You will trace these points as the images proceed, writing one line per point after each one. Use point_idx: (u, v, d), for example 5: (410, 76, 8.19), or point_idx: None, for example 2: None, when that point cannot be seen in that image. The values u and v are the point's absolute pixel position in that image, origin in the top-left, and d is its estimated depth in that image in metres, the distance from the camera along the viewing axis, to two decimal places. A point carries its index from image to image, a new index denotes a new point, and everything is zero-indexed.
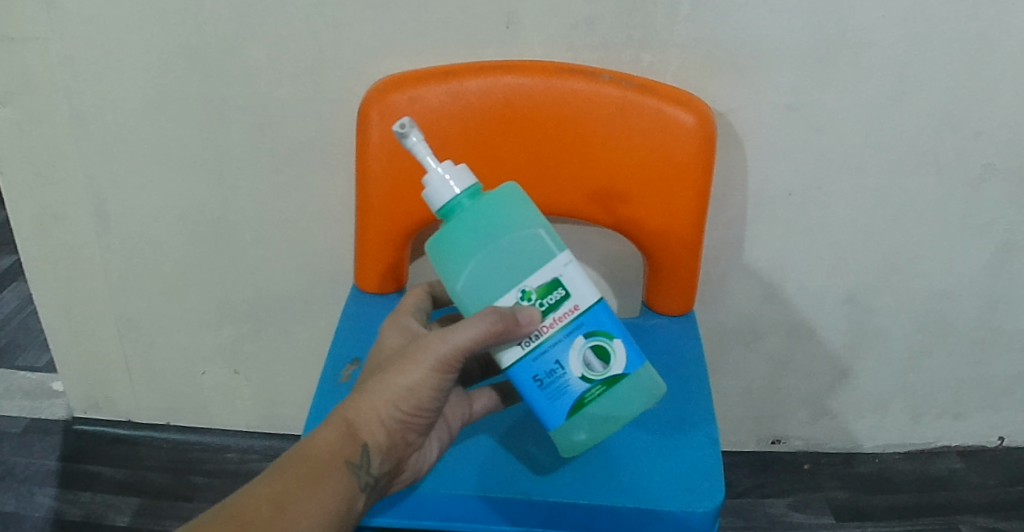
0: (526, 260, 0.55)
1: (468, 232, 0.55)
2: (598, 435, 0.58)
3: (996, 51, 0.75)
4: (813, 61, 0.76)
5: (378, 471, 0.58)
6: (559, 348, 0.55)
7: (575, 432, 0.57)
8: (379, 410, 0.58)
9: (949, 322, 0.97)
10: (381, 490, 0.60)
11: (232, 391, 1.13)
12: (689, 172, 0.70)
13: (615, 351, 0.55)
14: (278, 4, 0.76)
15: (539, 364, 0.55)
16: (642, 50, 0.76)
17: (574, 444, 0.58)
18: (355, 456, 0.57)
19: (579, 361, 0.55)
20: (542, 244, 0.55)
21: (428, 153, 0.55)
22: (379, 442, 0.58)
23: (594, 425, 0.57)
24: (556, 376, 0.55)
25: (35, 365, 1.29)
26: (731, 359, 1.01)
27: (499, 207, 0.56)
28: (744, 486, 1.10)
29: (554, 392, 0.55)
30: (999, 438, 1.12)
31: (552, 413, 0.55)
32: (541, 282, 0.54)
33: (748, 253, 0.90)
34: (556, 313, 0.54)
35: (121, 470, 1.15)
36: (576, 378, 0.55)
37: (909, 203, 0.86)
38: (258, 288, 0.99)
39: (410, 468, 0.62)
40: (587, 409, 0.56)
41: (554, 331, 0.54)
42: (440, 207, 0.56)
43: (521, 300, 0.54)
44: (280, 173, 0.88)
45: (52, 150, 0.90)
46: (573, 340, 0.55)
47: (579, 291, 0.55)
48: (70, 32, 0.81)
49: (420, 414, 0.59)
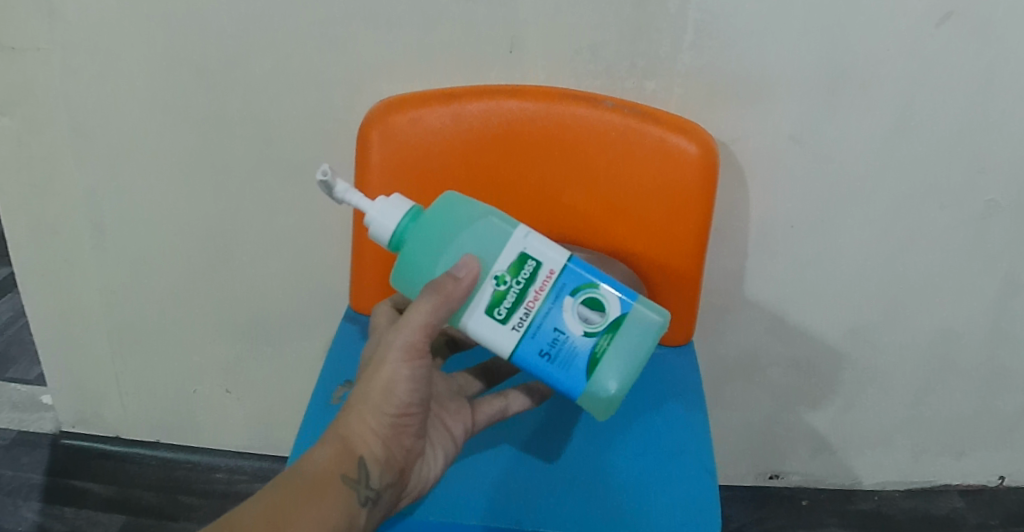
0: (486, 248, 0.55)
1: (424, 249, 0.56)
2: (633, 377, 0.54)
3: (999, 88, 0.75)
4: (819, 94, 0.75)
5: (378, 483, 0.57)
6: (553, 315, 0.54)
7: (609, 383, 0.54)
8: (368, 420, 0.56)
9: (950, 358, 0.96)
10: (388, 504, 0.58)
11: (223, 409, 1.11)
12: (690, 200, 0.69)
13: (605, 295, 0.54)
14: (281, 23, 0.76)
15: (538, 339, 0.54)
16: (645, 78, 0.75)
17: (614, 396, 0.54)
18: (352, 470, 0.56)
19: (576, 319, 0.54)
20: (496, 227, 0.55)
21: (358, 198, 0.57)
22: (376, 453, 0.56)
23: (626, 367, 0.54)
24: (560, 341, 0.54)
25: (26, 377, 1.27)
26: (731, 392, 1.00)
27: (445, 216, 0.57)
28: (742, 520, 1.09)
29: (565, 360, 0.54)
30: (999, 478, 1.10)
31: (572, 380, 0.54)
32: (509, 262, 0.54)
33: (750, 283, 0.89)
34: (535, 284, 0.54)
35: (108, 487, 1.13)
36: (580, 337, 0.54)
37: (912, 237, 0.85)
38: (254, 306, 0.98)
39: (417, 480, 0.60)
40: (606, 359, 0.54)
41: (542, 301, 0.54)
42: (388, 240, 0.57)
43: (497, 286, 0.54)
44: (279, 191, 0.87)
45: (50, 162, 0.89)
46: (562, 303, 0.54)
47: (547, 256, 0.54)
48: (72, 42, 0.80)
49: (410, 412, 0.57)
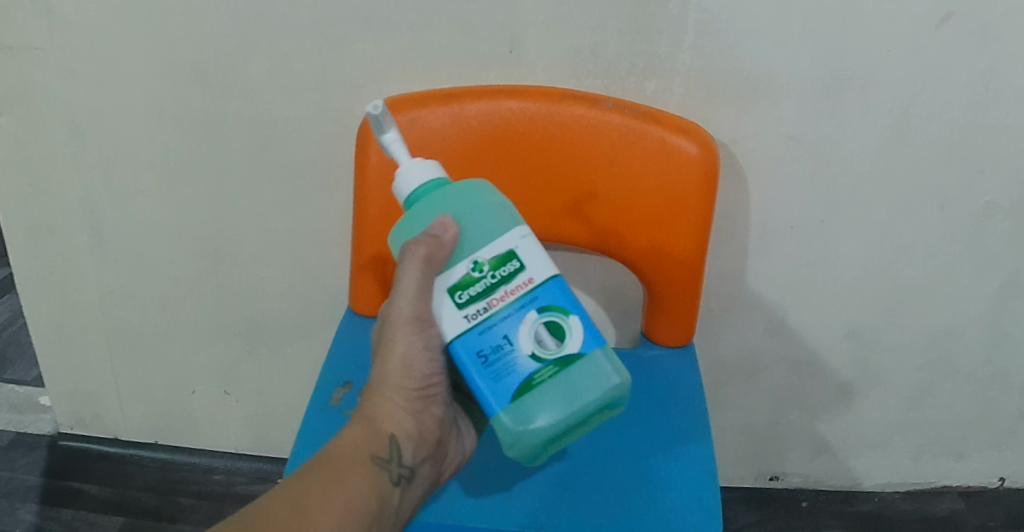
0: (478, 226, 0.52)
1: (421, 216, 0.54)
2: (561, 422, 0.51)
3: (998, 88, 0.75)
4: (819, 94, 0.75)
5: (410, 460, 0.57)
6: (509, 323, 0.51)
7: (533, 414, 0.50)
8: (395, 397, 0.57)
9: (950, 360, 0.96)
10: (422, 481, 0.59)
11: (221, 411, 1.10)
12: (691, 201, 0.69)
13: (570, 328, 0.51)
14: (280, 22, 0.76)
15: (484, 338, 0.51)
16: (645, 78, 0.75)
17: (530, 430, 0.50)
18: (382, 449, 0.56)
19: (530, 336, 0.51)
20: (497, 218, 0.53)
21: (401, 150, 0.56)
22: (407, 429, 0.57)
23: (557, 408, 0.50)
24: (502, 352, 0.51)
25: (24, 379, 1.26)
26: (731, 393, 1.00)
27: (447, 189, 0.54)
28: (742, 522, 1.08)
29: (499, 371, 0.50)
30: (999, 479, 1.09)
31: (494, 394, 0.50)
32: (495, 254, 0.51)
33: (751, 284, 0.89)
34: (508, 284, 0.51)
35: (105, 489, 1.12)
36: (525, 356, 0.51)
37: (912, 238, 0.85)
38: (253, 308, 0.98)
39: (450, 456, 0.62)
40: (537, 392, 0.51)
41: (504, 305, 0.51)
42: (405, 197, 0.55)
43: (471, 271, 0.51)
44: (278, 192, 0.87)
45: (47, 162, 0.89)
46: (524, 315, 0.51)
47: (533, 263, 0.51)
48: (69, 43, 0.80)
49: (434, 382, 0.58)
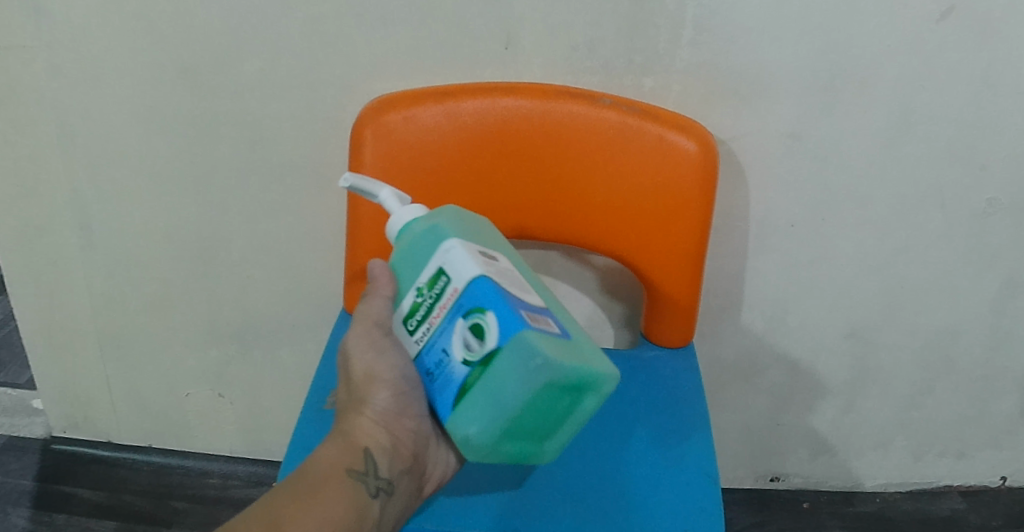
0: (423, 254, 0.54)
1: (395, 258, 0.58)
2: (495, 424, 0.49)
3: (1000, 84, 0.74)
4: (819, 91, 0.74)
5: (388, 472, 0.56)
6: (444, 336, 0.51)
7: (466, 421, 0.50)
8: (368, 409, 0.56)
9: (951, 358, 0.95)
10: (404, 495, 0.57)
11: (215, 413, 1.09)
12: (689, 199, 0.68)
13: (488, 324, 0.48)
14: (271, 20, 0.74)
15: (430, 355, 0.52)
16: (643, 75, 0.74)
17: (467, 437, 0.50)
18: (358, 463, 0.55)
19: (460, 344, 0.50)
20: (436, 238, 0.54)
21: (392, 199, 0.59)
22: (382, 442, 0.56)
23: (484, 410, 0.49)
24: (443, 365, 0.51)
25: (17, 381, 1.25)
26: (731, 393, 0.99)
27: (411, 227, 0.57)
28: (742, 524, 1.07)
29: (442, 384, 0.51)
30: (1001, 478, 1.09)
31: (442, 406, 0.51)
32: (429, 275, 0.53)
33: (749, 284, 0.88)
34: (441, 299, 0.51)
35: (99, 493, 1.11)
36: (458, 363, 0.50)
37: (913, 236, 0.84)
38: (246, 309, 0.96)
39: (431, 469, 0.59)
40: (471, 397, 0.49)
41: (440, 320, 0.51)
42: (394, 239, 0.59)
43: (418, 297, 0.54)
44: (270, 192, 0.86)
45: (36, 162, 0.88)
46: (454, 325, 0.50)
47: (456, 273, 0.51)
48: (57, 41, 0.79)
49: (409, 395, 0.55)
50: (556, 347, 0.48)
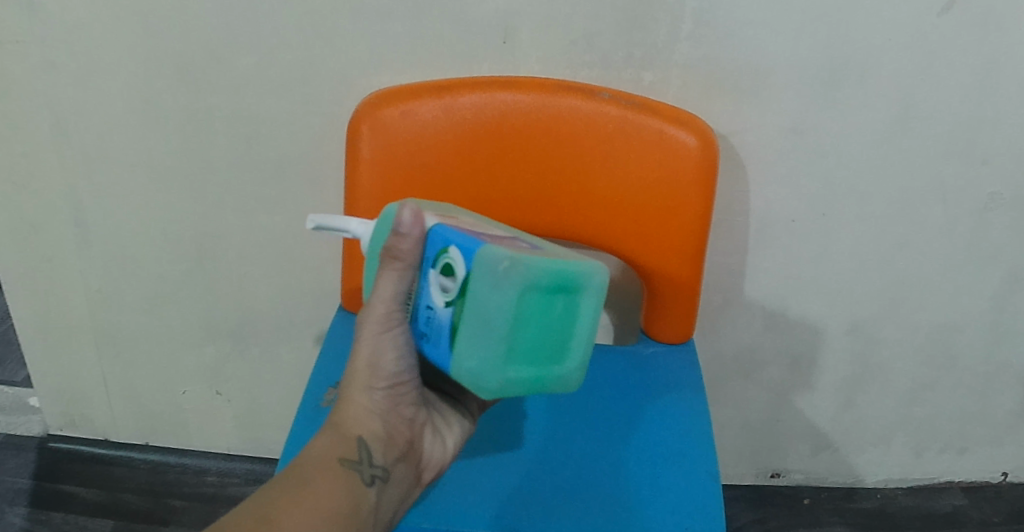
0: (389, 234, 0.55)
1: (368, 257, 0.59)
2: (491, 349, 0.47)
3: (1003, 77, 0.73)
4: (820, 85, 0.73)
5: (383, 460, 0.55)
6: (424, 294, 0.51)
7: (466, 358, 0.47)
8: (362, 398, 0.55)
9: (952, 354, 0.94)
10: (401, 482, 0.56)
11: (213, 411, 1.09)
12: (689, 194, 0.67)
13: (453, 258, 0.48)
14: (266, 14, 0.74)
15: (420, 320, 0.52)
16: (642, 69, 0.74)
17: (472, 374, 0.48)
18: (352, 452, 0.54)
19: (438, 291, 0.50)
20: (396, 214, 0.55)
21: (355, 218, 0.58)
22: (376, 430, 0.55)
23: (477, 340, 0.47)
24: (431, 320, 0.50)
25: (13, 379, 1.24)
26: (731, 389, 0.98)
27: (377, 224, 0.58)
28: (743, 520, 1.06)
29: (436, 338, 0.50)
30: (1002, 473, 1.08)
31: (443, 359, 0.50)
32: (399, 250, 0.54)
33: (750, 279, 0.87)
34: (414, 264, 0.52)
35: (96, 491, 1.10)
36: (442, 309, 0.49)
37: (915, 230, 0.83)
38: (243, 306, 0.96)
39: (428, 456, 0.59)
40: (461, 333, 0.47)
41: (418, 281, 0.52)
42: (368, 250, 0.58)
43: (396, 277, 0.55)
44: (266, 188, 0.85)
45: (30, 159, 0.87)
46: (429, 278, 0.50)
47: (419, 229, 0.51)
48: (51, 36, 0.78)
49: (403, 381, 0.56)
50: (522, 251, 0.46)
